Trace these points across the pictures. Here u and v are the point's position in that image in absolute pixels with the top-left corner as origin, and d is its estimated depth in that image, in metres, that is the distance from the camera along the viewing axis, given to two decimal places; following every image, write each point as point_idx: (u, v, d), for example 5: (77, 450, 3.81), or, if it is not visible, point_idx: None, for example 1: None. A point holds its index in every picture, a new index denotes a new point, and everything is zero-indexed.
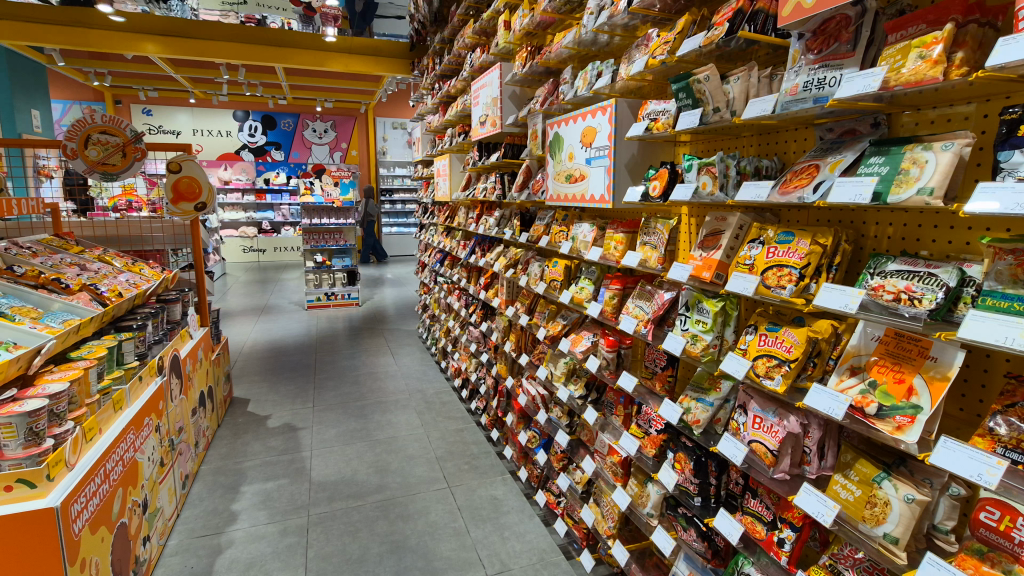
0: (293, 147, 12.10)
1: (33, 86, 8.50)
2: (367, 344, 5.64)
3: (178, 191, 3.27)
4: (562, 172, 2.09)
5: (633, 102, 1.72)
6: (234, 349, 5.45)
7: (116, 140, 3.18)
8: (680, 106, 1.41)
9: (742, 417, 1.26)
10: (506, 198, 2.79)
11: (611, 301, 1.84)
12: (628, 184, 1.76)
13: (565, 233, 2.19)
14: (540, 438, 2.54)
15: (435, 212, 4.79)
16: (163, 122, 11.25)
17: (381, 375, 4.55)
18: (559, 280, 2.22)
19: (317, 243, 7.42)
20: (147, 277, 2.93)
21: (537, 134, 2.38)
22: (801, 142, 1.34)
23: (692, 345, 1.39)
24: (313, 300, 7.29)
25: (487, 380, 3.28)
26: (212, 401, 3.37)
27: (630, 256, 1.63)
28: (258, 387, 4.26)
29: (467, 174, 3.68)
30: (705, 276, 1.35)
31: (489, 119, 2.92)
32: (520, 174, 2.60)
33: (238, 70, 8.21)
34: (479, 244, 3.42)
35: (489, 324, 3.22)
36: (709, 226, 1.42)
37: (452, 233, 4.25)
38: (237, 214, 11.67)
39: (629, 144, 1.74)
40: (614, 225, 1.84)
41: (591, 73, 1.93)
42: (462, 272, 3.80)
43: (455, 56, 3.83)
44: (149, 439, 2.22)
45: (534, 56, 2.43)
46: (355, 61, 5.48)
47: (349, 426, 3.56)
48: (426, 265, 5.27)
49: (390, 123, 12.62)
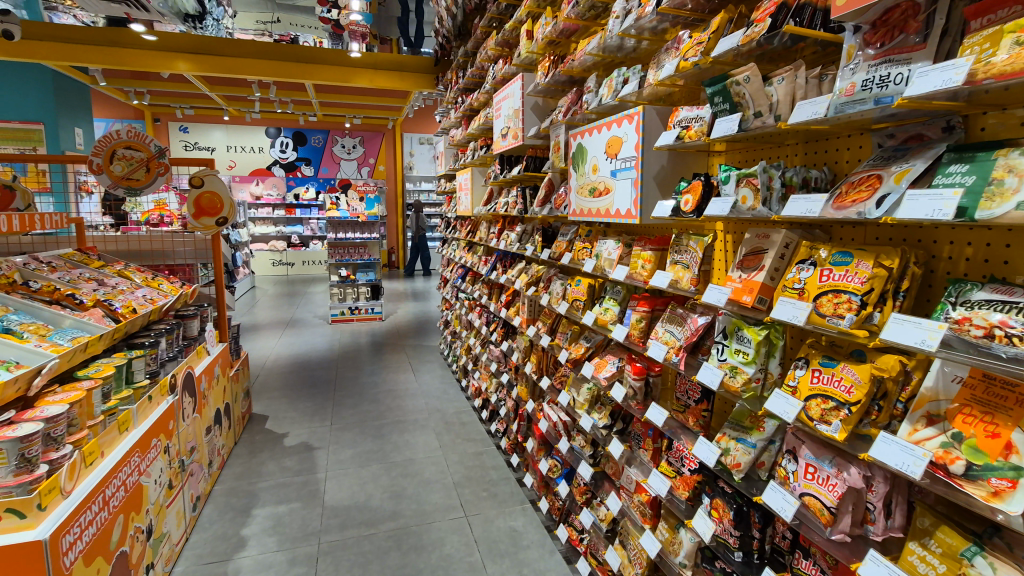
0: (322, 162, 12.31)
1: (78, 106, 8.88)
2: (389, 359, 5.56)
3: (199, 206, 3.26)
4: (586, 186, 1.96)
5: (661, 109, 1.59)
6: (257, 363, 5.45)
7: (140, 155, 3.19)
8: (715, 112, 1.28)
9: (791, 464, 1.09)
10: (527, 213, 2.68)
11: (638, 324, 1.69)
12: (657, 198, 1.61)
13: (588, 250, 2.05)
14: (562, 468, 2.39)
15: (457, 226, 4.72)
16: (198, 139, 11.61)
17: (401, 393, 4.46)
18: (582, 300, 2.08)
19: (342, 258, 7.43)
20: (165, 292, 2.91)
21: (559, 146, 2.26)
22: (855, 151, 1.18)
23: (731, 379, 1.23)
24: (337, 314, 7.29)
25: (508, 402, 3.14)
26: (228, 419, 3.32)
27: (659, 277, 1.49)
28: (278, 403, 4.21)
29: (489, 188, 3.59)
30: (746, 300, 1.20)
31: (511, 131, 2.83)
32: (543, 188, 2.47)
33: (269, 88, 8.40)
34: (500, 260, 3.32)
35: (510, 344, 3.09)
36: (750, 244, 1.27)
37: (474, 249, 4.15)
38: (267, 228, 11.91)
39: (658, 155, 1.60)
40: (642, 243, 1.70)
41: (616, 80, 1.81)
42: (483, 289, 3.69)
43: (478, 68, 3.77)
44: (156, 462, 2.15)
45: (557, 65, 2.34)
46: (382, 77, 5.46)
47: (366, 446, 3.46)
48: (447, 280, 5.19)
49: (417, 138, 12.72)
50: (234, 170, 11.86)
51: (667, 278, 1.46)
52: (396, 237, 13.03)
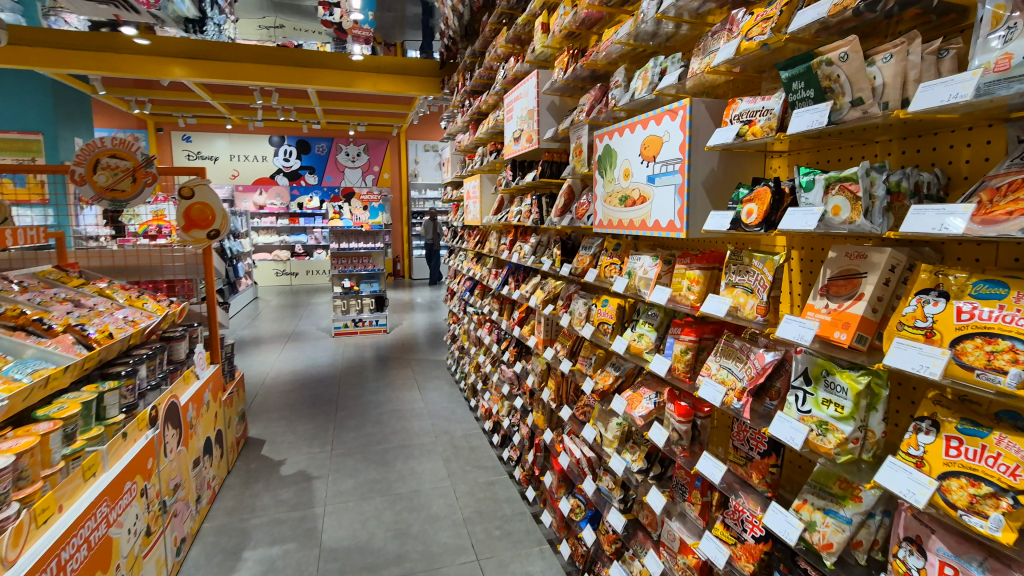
0: (326, 171, 12.14)
1: (79, 115, 8.78)
2: (394, 375, 5.31)
3: (189, 218, 3.05)
4: (615, 194, 1.71)
5: (711, 103, 1.34)
6: (257, 380, 5.21)
7: (126, 164, 2.97)
8: (792, 102, 1.03)
9: (914, 559, 0.83)
10: (543, 224, 2.44)
11: (682, 355, 1.43)
12: (707, 208, 1.36)
13: (617, 266, 1.80)
14: (586, 509, 2.12)
15: (465, 236, 4.48)
16: (201, 148, 11.48)
17: (406, 413, 4.20)
18: (610, 324, 1.82)
19: (345, 268, 7.20)
20: (149, 312, 2.68)
21: (581, 149, 2.01)
22: (980, 147, 0.93)
23: (820, 437, 0.97)
24: (340, 327, 7.05)
25: (521, 429, 2.89)
26: (220, 447, 3.08)
27: (715, 303, 1.23)
28: (276, 426, 3.97)
29: (500, 196, 3.36)
30: (840, 338, 0.95)
31: (524, 134, 2.60)
32: (561, 196, 2.23)
33: (271, 95, 8.23)
34: (512, 274, 3.07)
35: (524, 365, 2.83)
36: (838, 266, 1.02)
37: (483, 261, 3.91)
38: (271, 238, 11.74)
39: (707, 157, 1.35)
40: (686, 260, 1.44)
41: (652, 71, 1.56)
42: (494, 304, 3.44)
43: (487, 69, 3.54)
44: (131, 508, 1.91)
45: (577, 60, 2.10)
46: (384, 81, 5.25)
47: (369, 475, 3.21)
48: (454, 292, 4.95)
49: (422, 146, 12.55)
50: (237, 180, 11.72)
51: (725, 305, 1.20)
52: (401, 245, 12.82)
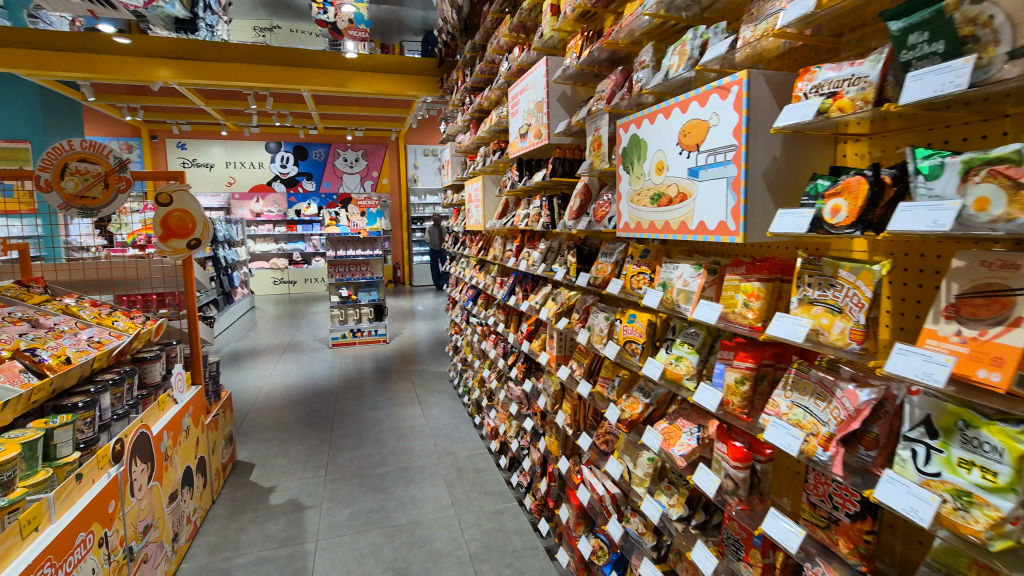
0: (324, 177, 11.92)
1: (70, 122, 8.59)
2: (394, 389, 5.05)
3: (167, 226, 2.81)
4: (644, 192, 1.46)
5: (774, 75, 1.08)
6: (249, 396, 4.95)
7: (97, 169, 2.72)
8: (907, 62, 0.78)
9: None
10: (555, 228, 2.18)
11: (737, 387, 1.17)
12: (769, 207, 1.10)
13: (647, 276, 1.54)
14: (610, 554, 1.85)
15: (466, 242, 4.22)
16: (196, 155, 11.26)
17: (406, 431, 3.94)
18: (639, 344, 1.56)
19: (342, 276, 6.95)
20: (120, 330, 2.42)
21: (600, 141, 1.75)
22: None
23: (962, 515, 0.71)
24: (337, 337, 6.79)
25: (532, 453, 2.62)
26: (202, 476, 2.82)
27: (789, 325, 0.97)
28: (267, 448, 3.71)
29: (504, 198, 3.11)
30: (990, 379, 0.69)
31: (532, 129, 2.35)
32: (577, 197, 1.98)
33: (266, 99, 8.01)
34: (519, 283, 2.82)
35: (534, 384, 2.57)
36: (975, 280, 0.77)
37: (486, 268, 3.66)
38: (268, 246, 11.50)
39: (768, 143, 1.09)
40: (740, 270, 1.19)
41: (690, 44, 1.31)
42: (499, 316, 3.19)
43: (488, 62, 3.30)
44: (85, 562, 1.65)
45: (594, 42, 1.85)
46: (381, 80, 5.01)
47: (365, 504, 2.94)
48: (456, 301, 4.70)
49: (421, 150, 12.32)
50: (233, 187, 11.49)
51: (802, 327, 0.95)
52: (401, 252, 12.56)
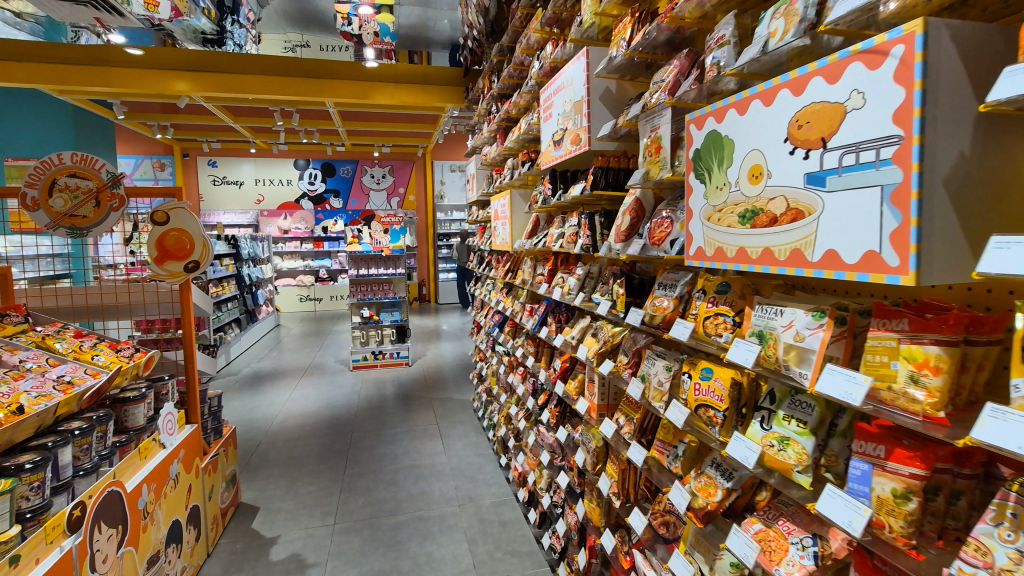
0: (351, 194, 11.83)
1: (102, 140, 8.69)
2: (415, 418, 4.70)
3: (163, 247, 2.55)
4: (730, 208, 1.07)
5: (961, 27, 0.70)
6: (264, 423, 4.67)
7: (88, 185, 2.49)
8: None
9: None
10: (597, 251, 1.82)
11: (897, 504, 0.76)
12: (953, 231, 0.71)
13: (731, 319, 1.15)
14: None
15: (493, 263, 3.87)
16: (227, 173, 11.33)
17: (425, 470, 3.58)
18: (719, 412, 1.16)
19: (364, 296, 6.69)
20: (100, 366, 2.13)
21: (660, 144, 1.38)
22: None
23: None
24: (358, 360, 6.51)
25: (567, 515, 2.22)
26: (194, 527, 2.51)
27: (1019, 430, 0.58)
28: (274, 488, 3.40)
29: (535, 215, 2.76)
30: None
31: (568, 134, 2.00)
32: (626, 213, 1.61)
33: (292, 116, 7.92)
34: (552, 312, 2.45)
35: (570, 433, 2.18)
36: None
37: (514, 293, 3.30)
38: (295, 263, 11.45)
39: (953, 132, 0.70)
40: (897, 325, 0.79)
41: (800, 0, 0.93)
42: (528, 348, 2.83)
43: (517, 66, 2.99)
44: None
45: (648, 21, 1.50)
46: (404, 91, 4.76)
47: (375, 563, 2.58)
48: (481, 325, 4.36)
49: (448, 166, 12.14)
50: (262, 205, 11.51)
51: None
52: (427, 268, 12.35)
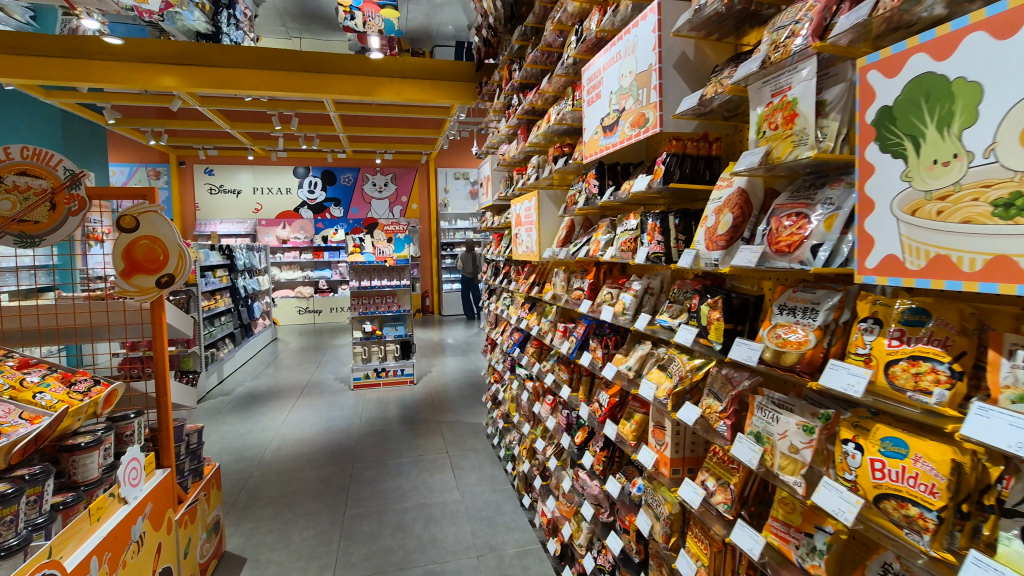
0: (352, 203, 11.46)
1: (90, 147, 8.32)
2: (422, 445, 4.28)
3: (131, 259, 2.15)
4: (974, 193, 0.66)
5: None
6: (255, 452, 4.24)
7: (41, 184, 2.08)
8: None
9: None
10: (671, 262, 1.42)
11: None
12: None
13: (951, 370, 0.74)
14: None
15: (511, 274, 3.48)
16: (224, 181, 10.97)
17: (437, 511, 3.15)
18: (930, 512, 0.74)
19: (366, 309, 6.28)
20: (41, 407, 1.71)
21: (794, 112, 0.99)
22: None
23: None
24: (360, 378, 6.08)
25: None
26: None
27: (1004, 427, 0.63)
28: (264, 534, 2.96)
29: (569, 219, 2.37)
30: None
31: (626, 115, 1.61)
32: (721, 211, 1.21)
33: (291, 120, 7.56)
34: (595, 336, 2.06)
35: (624, 487, 1.76)
36: None
37: (539, 309, 2.90)
38: (294, 274, 11.04)
39: None
40: None
41: None
42: (560, 375, 2.43)
43: (545, 50, 2.61)
44: None
45: None
46: (410, 88, 4.36)
47: None
48: (497, 343, 3.96)
49: (452, 173, 11.77)
50: (260, 214, 11.13)
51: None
52: (430, 279, 11.96)
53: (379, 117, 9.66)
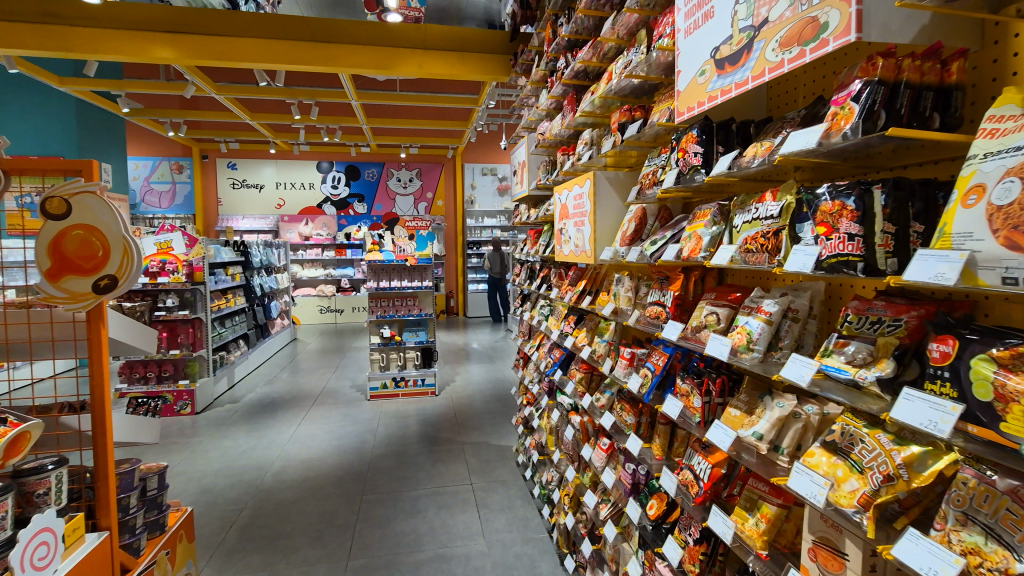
0: (376, 198, 10.99)
1: (110, 139, 8.06)
2: (442, 472, 3.71)
3: (59, 255, 1.60)
4: None
5: None
6: (254, 475, 3.73)
7: None
8: None
9: None
10: (877, 276, 0.80)
11: None
12: None
13: None
14: None
15: (551, 278, 2.87)
16: (247, 176, 10.63)
17: (458, 568, 2.57)
18: None
19: (385, 312, 5.74)
20: None
21: None
22: None
23: None
24: (377, 388, 5.57)
25: None
26: None
27: None
28: None
29: (638, 209, 1.77)
30: None
31: (768, 33, 1.01)
32: None
33: (311, 108, 7.08)
34: (683, 373, 1.44)
35: None
36: None
37: (588, 324, 2.30)
38: (315, 271, 10.60)
39: None
40: None
41: None
42: (625, 418, 1.82)
43: None
44: None
45: None
46: (434, 61, 3.79)
47: None
48: (530, 358, 3.36)
49: (479, 169, 11.21)
50: (283, 209, 10.76)
51: None
52: (455, 279, 11.44)
53: (404, 108, 9.16)
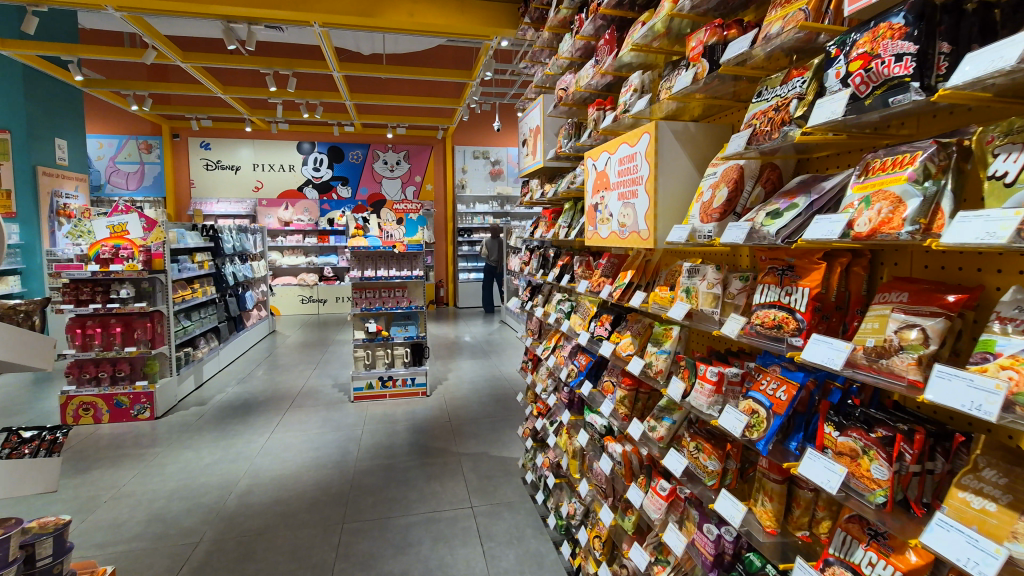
0: (360, 181, 10.33)
1: (66, 113, 7.34)
2: (437, 492, 3.19)
3: None
4: None
5: None
6: (213, 497, 3.18)
7: None
8: None
9: None
10: None
11: None
12: None
13: None
14: None
15: (575, 267, 2.35)
16: (221, 156, 9.86)
17: None
18: None
19: (370, 304, 5.17)
20: None
21: None
22: None
23: None
24: (362, 388, 5.03)
25: None
26: None
27: None
28: None
29: (732, 167, 1.26)
30: None
31: None
32: None
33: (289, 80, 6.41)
34: (835, 414, 0.93)
35: None
36: None
37: (633, 326, 1.78)
38: (296, 259, 9.92)
39: None
40: None
41: None
42: (704, 460, 1.32)
43: None
44: None
45: None
46: (427, 10, 3.21)
47: None
48: (542, 360, 2.85)
49: (471, 151, 10.61)
50: (260, 192, 10.00)
51: None
52: (445, 268, 10.86)
53: (391, 84, 8.51)
